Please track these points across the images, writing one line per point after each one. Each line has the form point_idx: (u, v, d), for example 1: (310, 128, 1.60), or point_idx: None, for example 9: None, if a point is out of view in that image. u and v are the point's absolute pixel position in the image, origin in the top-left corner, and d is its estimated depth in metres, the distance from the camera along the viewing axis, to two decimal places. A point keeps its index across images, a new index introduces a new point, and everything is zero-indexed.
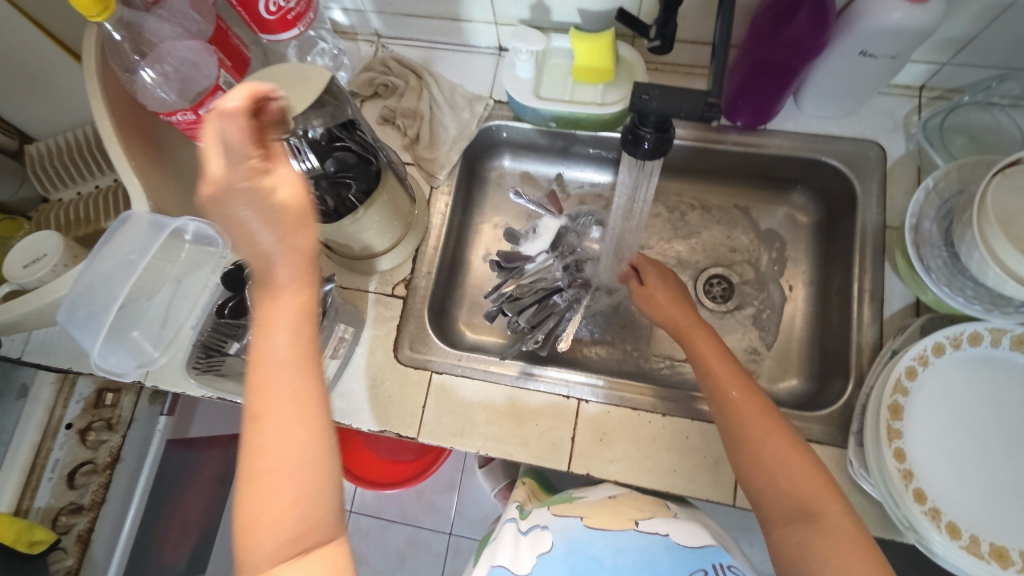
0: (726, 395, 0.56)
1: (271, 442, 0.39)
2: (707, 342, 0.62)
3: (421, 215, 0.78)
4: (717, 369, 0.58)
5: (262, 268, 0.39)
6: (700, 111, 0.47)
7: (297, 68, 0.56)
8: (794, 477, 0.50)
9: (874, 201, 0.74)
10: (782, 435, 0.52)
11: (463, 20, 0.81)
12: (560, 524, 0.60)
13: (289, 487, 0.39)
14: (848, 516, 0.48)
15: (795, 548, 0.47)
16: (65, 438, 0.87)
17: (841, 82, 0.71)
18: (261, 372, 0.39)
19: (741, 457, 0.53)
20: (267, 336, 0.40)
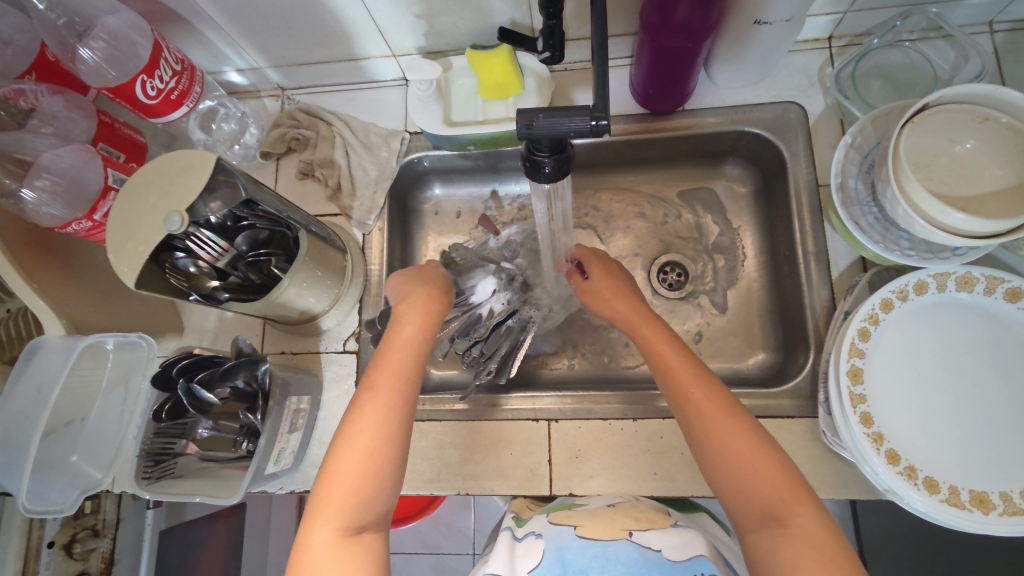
0: (688, 396, 0.54)
1: (354, 446, 0.50)
2: (664, 338, 0.59)
3: (357, 264, 0.77)
4: (675, 368, 0.56)
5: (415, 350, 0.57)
6: (589, 128, 0.46)
7: (179, 157, 0.53)
8: (760, 484, 0.48)
9: (803, 162, 0.73)
10: (746, 436, 0.51)
11: (360, 58, 0.79)
12: (553, 531, 0.58)
13: (362, 478, 0.50)
14: (818, 519, 0.46)
15: (766, 557, 0.46)
16: (51, 556, 0.85)
17: (744, 51, 0.70)
18: (387, 382, 0.54)
19: (706, 461, 0.52)
20: (394, 358, 0.56)
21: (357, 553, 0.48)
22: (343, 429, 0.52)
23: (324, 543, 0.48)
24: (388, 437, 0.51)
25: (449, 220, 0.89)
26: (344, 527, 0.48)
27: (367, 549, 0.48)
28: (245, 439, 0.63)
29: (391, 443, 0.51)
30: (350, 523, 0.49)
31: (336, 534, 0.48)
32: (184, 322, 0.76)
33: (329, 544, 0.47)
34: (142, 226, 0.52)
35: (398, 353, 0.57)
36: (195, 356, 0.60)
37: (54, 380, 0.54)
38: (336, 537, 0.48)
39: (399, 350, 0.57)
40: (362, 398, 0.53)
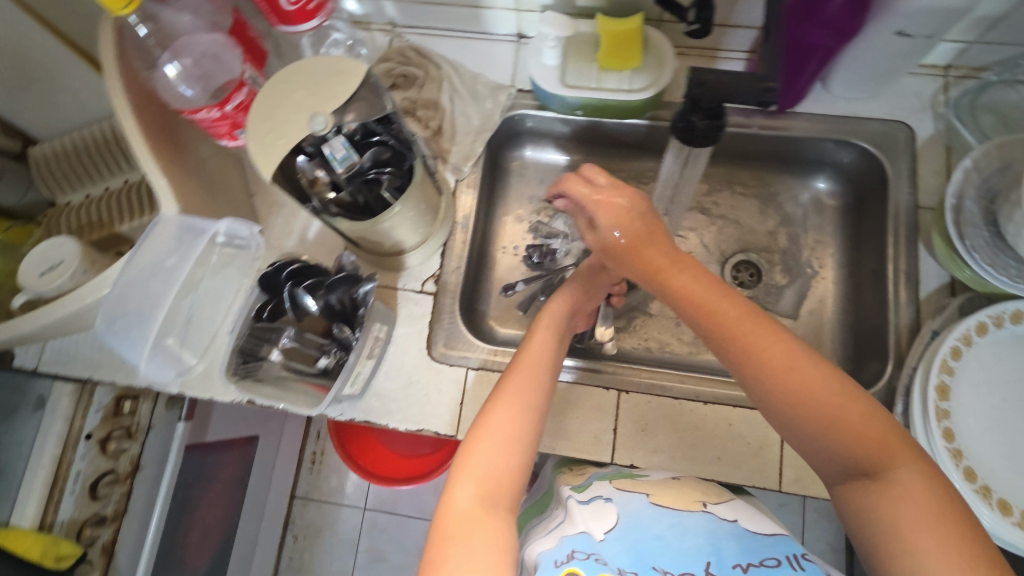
0: (762, 347, 0.48)
1: (501, 417, 0.52)
2: (683, 271, 0.54)
3: (449, 209, 0.76)
4: (731, 314, 0.50)
5: (550, 324, 0.63)
6: (757, 97, 0.47)
7: (330, 61, 0.53)
8: (849, 432, 0.45)
9: (905, 183, 0.74)
10: (829, 379, 0.47)
11: (483, 7, 0.79)
12: (624, 497, 0.58)
13: (500, 453, 0.50)
14: (920, 475, 0.43)
15: (865, 514, 0.44)
16: (87, 448, 0.83)
17: (872, 64, 0.70)
18: (531, 363, 0.58)
19: (782, 418, 0.48)
20: (539, 344, 0.61)
21: (495, 523, 0.46)
22: (484, 409, 0.54)
23: (466, 507, 0.47)
24: (525, 412, 0.53)
25: (533, 185, 0.89)
26: (483, 494, 0.48)
27: (505, 521, 0.47)
28: (328, 353, 0.62)
29: (525, 419, 0.53)
30: (489, 492, 0.48)
31: (475, 500, 0.47)
32: (267, 237, 0.76)
33: (471, 508, 0.47)
34: (285, 120, 0.52)
35: (534, 352, 0.59)
36: (304, 264, 0.61)
37: (178, 259, 0.56)
38: (477, 504, 0.47)
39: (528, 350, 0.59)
40: (509, 376, 0.56)
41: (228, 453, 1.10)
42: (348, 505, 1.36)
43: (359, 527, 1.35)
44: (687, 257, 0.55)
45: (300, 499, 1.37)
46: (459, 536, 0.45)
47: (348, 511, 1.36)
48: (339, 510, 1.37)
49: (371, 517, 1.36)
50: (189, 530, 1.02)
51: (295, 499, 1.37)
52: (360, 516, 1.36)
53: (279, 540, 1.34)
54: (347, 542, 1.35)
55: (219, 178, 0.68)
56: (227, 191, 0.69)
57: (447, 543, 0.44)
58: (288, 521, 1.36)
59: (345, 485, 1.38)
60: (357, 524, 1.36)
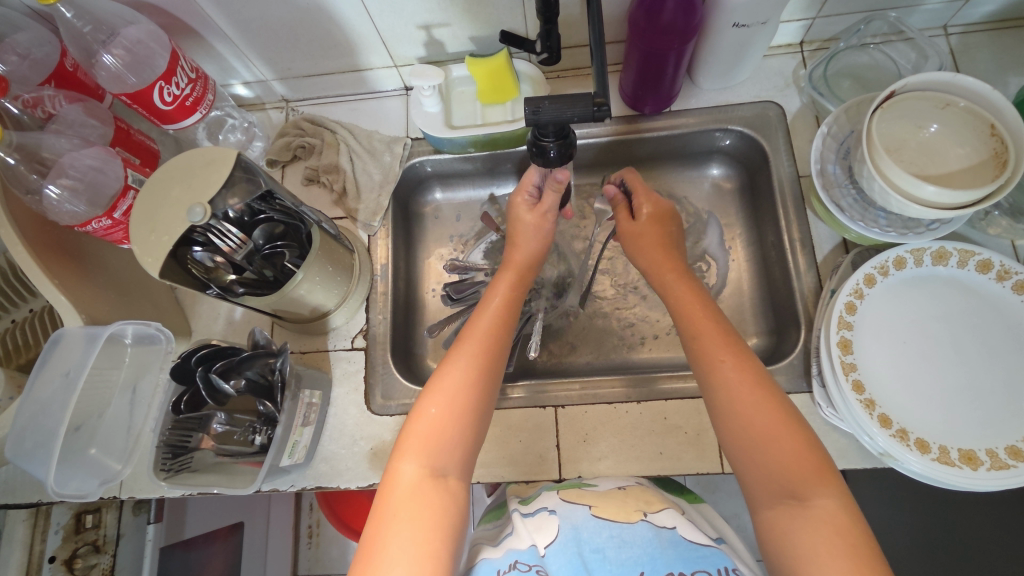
0: (726, 363, 0.56)
1: (458, 380, 0.55)
2: (682, 281, 0.66)
3: (364, 264, 0.79)
4: (759, 410, 0.53)
5: (517, 272, 0.68)
6: (591, 113, 0.51)
7: (202, 153, 0.56)
8: (788, 459, 0.50)
9: (784, 156, 0.78)
10: (772, 403, 0.53)
11: (363, 69, 0.83)
12: (567, 509, 0.58)
13: (450, 419, 0.53)
14: (840, 503, 0.47)
15: (780, 530, 0.47)
16: (52, 571, 0.83)
17: (723, 57, 0.75)
18: (487, 324, 0.60)
19: (730, 433, 0.54)
20: (495, 305, 0.63)
21: (442, 492, 0.49)
22: (439, 372, 0.56)
23: (409, 481, 0.49)
24: (478, 378, 0.56)
25: (450, 223, 0.92)
26: (429, 465, 0.51)
27: (451, 490, 0.50)
28: (259, 430, 0.64)
29: (479, 384, 0.56)
30: (435, 464, 0.51)
31: (421, 472, 0.50)
32: (193, 326, 0.77)
33: (416, 480, 0.49)
34: (165, 219, 0.54)
35: (490, 313, 0.62)
36: (215, 347, 0.61)
37: (78, 369, 0.56)
38: (422, 476, 0.50)
39: (487, 312, 0.62)
40: (465, 336, 0.59)
41: (211, 546, 1.05)
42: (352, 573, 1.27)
43: None
44: (700, 292, 0.65)
45: None
46: (400, 510, 0.48)
47: None
48: None
49: None
50: None
51: None
52: None
53: None
54: None
55: (136, 279, 0.70)
56: (143, 288, 0.71)
57: (389, 518, 0.47)
58: None
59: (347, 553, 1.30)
60: None
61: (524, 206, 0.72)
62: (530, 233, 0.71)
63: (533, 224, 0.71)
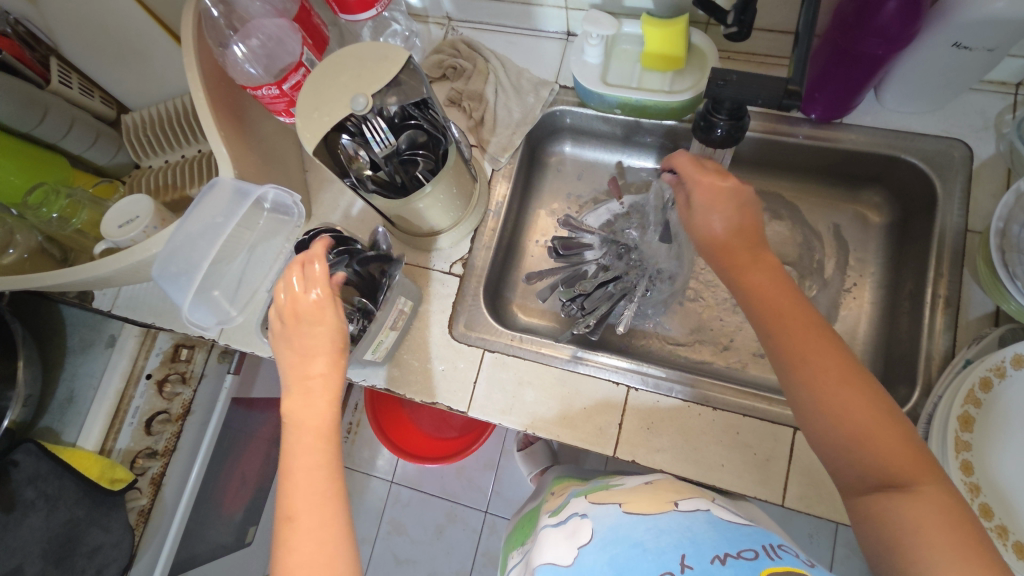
0: (812, 346, 0.49)
1: (310, 504, 0.47)
2: (758, 263, 0.55)
3: (482, 196, 0.80)
4: (852, 395, 0.46)
5: (332, 328, 0.52)
6: (777, 100, 0.47)
7: (378, 45, 0.58)
8: (885, 447, 0.45)
9: (956, 204, 0.70)
10: (864, 390, 0.47)
11: (534, 4, 0.81)
12: (599, 511, 0.59)
13: (316, 554, 0.45)
14: (945, 490, 0.43)
15: (877, 517, 0.44)
16: (146, 387, 0.92)
17: (924, 78, 0.68)
18: (297, 428, 0.50)
19: (811, 420, 0.48)
20: (299, 398, 0.51)
21: None
22: (285, 503, 0.47)
23: None
24: (319, 498, 0.47)
25: (570, 180, 0.91)
26: None
27: None
28: (354, 319, 0.67)
29: (317, 501, 0.47)
30: None
31: None
32: (314, 209, 0.82)
33: None
34: (330, 100, 0.56)
35: (299, 399, 0.51)
36: (337, 233, 0.65)
37: (226, 216, 0.61)
38: None
39: (301, 405, 0.51)
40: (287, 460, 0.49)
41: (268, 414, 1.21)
42: (377, 477, 1.41)
43: (384, 499, 1.39)
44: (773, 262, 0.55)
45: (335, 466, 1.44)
46: None
47: (377, 482, 1.41)
48: (369, 480, 1.42)
49: (396, 490, 1.40)
50: (228, 474, 1.10)
51: None
52: (387, 488, 1.41)
53: None
54: (371, 511, 1.40)
55: (276, 152, 0.75)
56: (281, 162, 0.75)
57: None
58: None
59: (377, 457, 1.42)
60: (383, 495, 1.40)
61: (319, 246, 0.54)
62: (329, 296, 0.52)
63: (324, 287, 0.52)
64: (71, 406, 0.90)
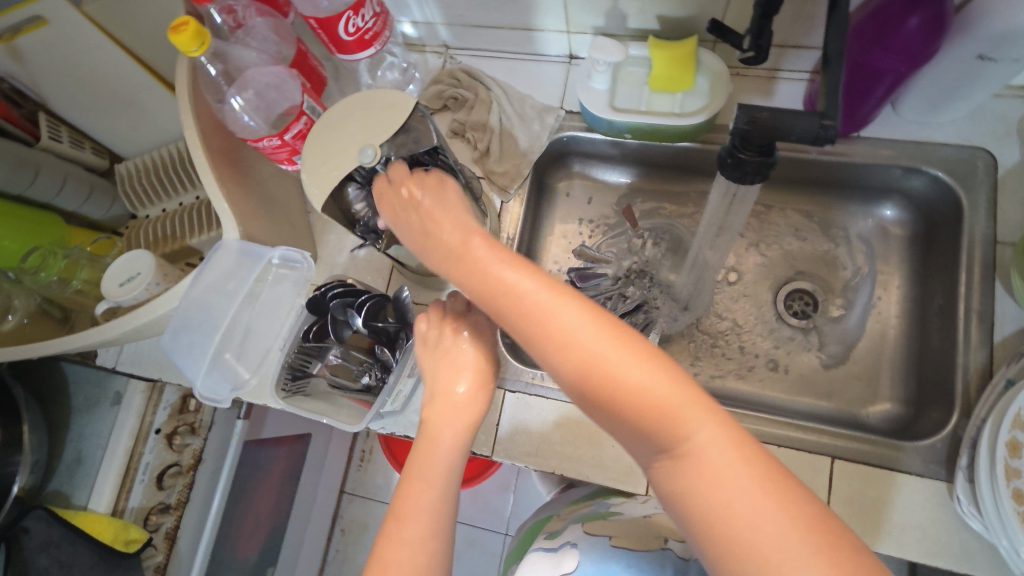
0: (543, 321, 0.44)
1: (421, 510, 0.48)
2: (485, 241, 0.49)
3: (494, 231, 0.77)
4: (629, 365, 0.41)
5: (483, 362, 0.56)
6: (814, 135, 0.45)
7: (386, 93, 0.56)
8: (650, 408, 0.40)
9: (982, 215, 0.68)
10: (632, 351, 0.42)
11: (533, 29, 0.79)
12: (589, 542, 0.65)
13: (420, 556, 0.46)
14: (713, 434, 0.38)
15: (671, 487, 0.39)
16: (155, 442, 0.89)
17: (943, 89, 0.66)
18: (430, 435, 0.53)
19: (592, 399, 0.42)
20: (447, 409, 0.54)
21: None
22: (396, 499, 0.49)
23: None
24: (434, 491, 0.49)
25: (580, 205, 0.89)
26: None
27: None
28: (371, 372, 0.65)
29: (435, 493, 0.49)
30: None
31: None
32: (320, 253, 0.80)
33: None
34: (337, 153, 0.54)
35: (441, 417, 0.53)
36: (347, 285, 0.63)
37: (236, 281, 0.62)
38: None
39: (444, 420, 0.53)
40: (411, 463, 0.51)
41: (278, 449, 1.12)
42: None
43: None
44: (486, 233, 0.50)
45: (347, 494, 1.37)
46: None
47: None
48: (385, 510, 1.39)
49: None
50: (243, 522, 1.07)
51: (343, 494, 1.37)
52: None
53: (327, 536, 1.34)
54: None
55: (279, 199, 0.73)
56: (285, 208, 0.73)
57: None
58: (336, 516, 1.35)
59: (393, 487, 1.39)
60: None
61: (452, 304, 0.59)
62: (476, 334, 0.56)
63: (474, 330, 0.57)
64: (79, 467, 0.88)
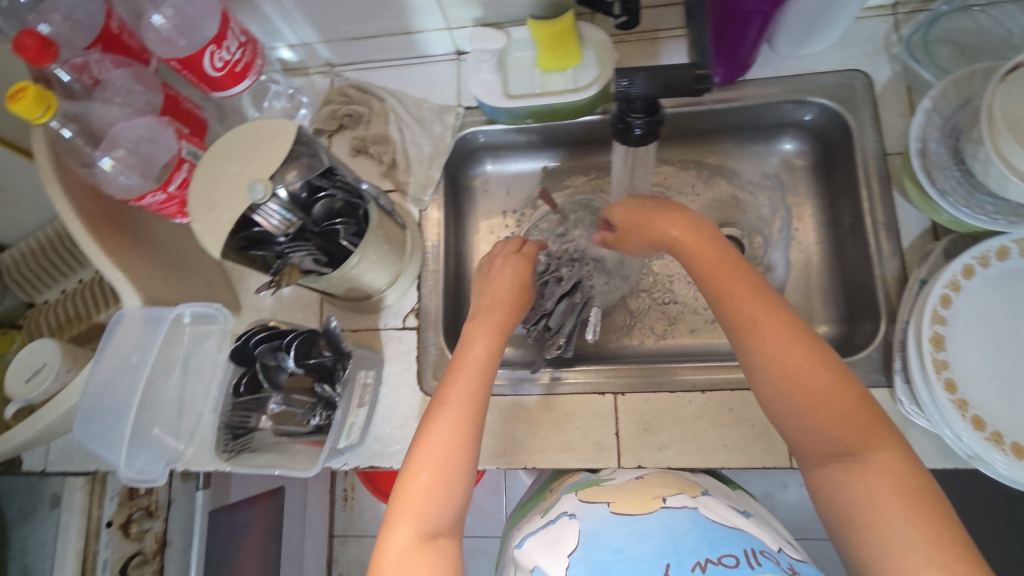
0: (749, 323, 0.51)
1: (446, 437, 0.49)
2: (731, 267, 0.54)
3: (416, 241, 0.76)
4: (783, 352, 0.49)
5: (502, 309, 0.60)
6: (690, 86, 0.46)
7: (262, 124, 0.53)
8: (838, 411, 0.46)
9: (870, 131, 0.72)
10: (795, 346, 0.49)
11: (414, 32, 0.78)
12: (587, 510, 0.57)
13: (439, 479, 0.47)
14: (896, 453, 0.43)
15: (833, 490, 0.44)
16: (109, 535, 0.83)
17: (810, 20, 0.69)
18: (464, 367, 0.54)
19: (768, 394, 0.49)
20: (477, 352, 0.55)
21: (432, 558, 0.44)
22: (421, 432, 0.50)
23: (400, 548, 0.44)
24: (465, 432, 0.49)
25: (500, 198, 0.88)
26: (421, 530, 0.45)
27: (444, 556, 0.44)
28: (317, 412, 0.62)
29: (456, 428, 0.49)
30: (428, 528, 0.45)
31: (412, 539, 0.45)
32: (243, 301, 0.76)
33: (407, 550, 0.44)
34: (226, 195, 0.51)
35: (466, 369, 0.54)
36: (269, 329, 0.60)
37: (141, 351, 0.58)
38: (413, 543, 0.44)
39: (469, 360, 0.54)
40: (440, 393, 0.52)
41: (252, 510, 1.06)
42: None
43: None
44: (777, 301, 0.51)
45: (338, 537, 1.28)
46: None
47: None
48: None
49: None
50: None
51: (334, 538, 1.29)
52: None
53: None
54: None
55: (184, 254, 0.68)
56: (194, 262, 0.69)
57: None
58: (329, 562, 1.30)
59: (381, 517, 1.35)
60: None
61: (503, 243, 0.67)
62: (522, 264, 0.64)
63: (514, 266, 0.63)
64: None
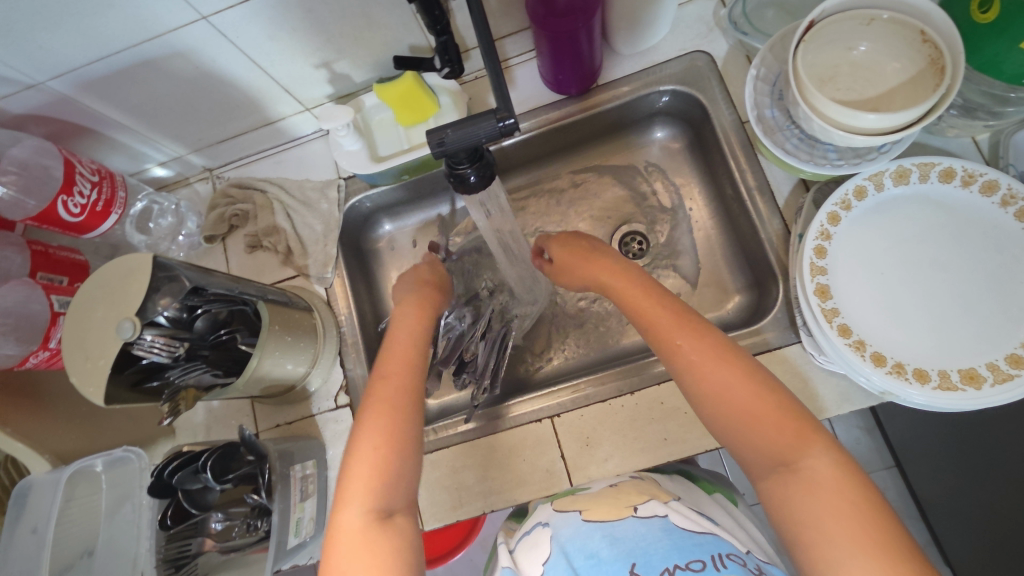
0: (673, 347, 0.52)
1: (381, 423, 0.50)
2: (652, 296, 0.57)
3: (327, 320, 0.76)
4: (715, 378, 0.49)
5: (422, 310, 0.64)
6: (498, 131, 0.47)
7: (117, 264, 0.53)
8: (771, 423, 0.46)
9: (723, 105, 0.75)
10: (721, 362, 0.50)
11: (275, 121, 0.79)
12: (560, 518, 0.55)
13: (379, 470, 0.48)
14: (832, 461, 0.44)
15: (778, 505, 0.44)
16: None
17: (635, 20, 0.71)
18: (397, 360, 0.57)
19: (707, 412, 0.50)
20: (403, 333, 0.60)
21: (389, 538, 0.45)
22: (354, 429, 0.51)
23: (355, 528, 0.45)
24: (397, 420, 0.51)
25: (407, 252, 0.89)
26: (374, 508, 0.46)
27: (397, 530, 0.46)
28: (258, 520, 0.62)
29: (391, 418, 0.51)
30: (381, 504, 0.47)
31: (365, 518, 0.46)
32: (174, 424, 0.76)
33: (359, 529, 0.45)
34: (96, 344, 0.51)
35: (398, 353, 0.57)
36: (183, 456, 0.60)
37: (46, 520, 0.60)
38: (367, 523, 0.45)
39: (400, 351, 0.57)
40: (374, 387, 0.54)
41: None
42: None
43: None
44: (691, 313, 0.54)
45: None
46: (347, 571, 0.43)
47: None
48: None
49: None
50: None
51: None
52: None
53: None
54: None
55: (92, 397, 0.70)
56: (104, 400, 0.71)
57: None
58: None
59: None
60: None
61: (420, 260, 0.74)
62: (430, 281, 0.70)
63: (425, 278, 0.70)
64: None
